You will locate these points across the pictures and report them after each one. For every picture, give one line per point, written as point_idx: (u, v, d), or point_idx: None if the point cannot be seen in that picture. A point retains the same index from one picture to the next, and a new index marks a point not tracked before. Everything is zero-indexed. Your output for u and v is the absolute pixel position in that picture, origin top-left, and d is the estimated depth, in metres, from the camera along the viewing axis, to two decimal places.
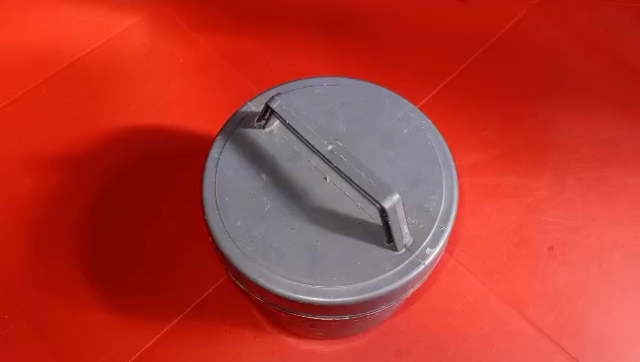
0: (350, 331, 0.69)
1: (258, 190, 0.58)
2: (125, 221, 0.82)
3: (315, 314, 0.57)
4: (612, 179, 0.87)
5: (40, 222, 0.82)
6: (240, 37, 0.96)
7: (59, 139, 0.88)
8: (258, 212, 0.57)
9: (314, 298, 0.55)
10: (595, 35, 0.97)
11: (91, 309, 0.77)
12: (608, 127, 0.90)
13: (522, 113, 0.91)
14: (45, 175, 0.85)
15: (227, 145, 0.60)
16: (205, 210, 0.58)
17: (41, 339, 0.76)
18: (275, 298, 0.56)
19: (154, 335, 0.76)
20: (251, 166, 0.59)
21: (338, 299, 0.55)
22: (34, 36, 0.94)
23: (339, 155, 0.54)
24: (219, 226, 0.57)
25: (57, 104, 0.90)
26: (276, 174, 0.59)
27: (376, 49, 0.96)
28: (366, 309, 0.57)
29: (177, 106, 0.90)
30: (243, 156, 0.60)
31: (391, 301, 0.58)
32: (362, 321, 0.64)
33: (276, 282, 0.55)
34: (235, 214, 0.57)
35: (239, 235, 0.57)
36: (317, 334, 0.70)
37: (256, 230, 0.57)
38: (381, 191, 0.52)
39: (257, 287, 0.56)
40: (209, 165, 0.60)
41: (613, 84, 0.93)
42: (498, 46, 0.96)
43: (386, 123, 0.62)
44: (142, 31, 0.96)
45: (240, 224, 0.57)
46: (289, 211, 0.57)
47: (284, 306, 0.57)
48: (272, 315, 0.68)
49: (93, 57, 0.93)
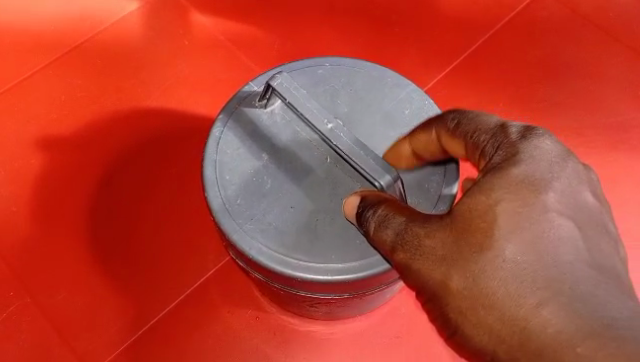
0: (354, 311, 0.70)
1: (258, 169, 0.58)
2: (129, 202, 0.83)
3: (314, 292, 0.57)
4: (619, 165, 0.87)
5: (44, 202, 0.83)
6: (247, 19, 0.95)
7: (64, 120, 0.88)
8: (259, 190, 0.58)
9: (314, 276, 0.55)
10: (603, 19, 0.97)
11: (93, 289, 0.78)
12: (614, 112, 0.91)
13: (528, 98, 0.91)
14: (51, 156, 0.86)
15: (228, 125, 0.60)
16: (205, 188, 0.58)
17: (43, 319, 0.77)
18: (274, 277, 0.56)
19: (156, 315, 0.77)
20: (252, 145, 0.59)
21: (337, 278, 0.55)
22: (39, 15, 0.94)
23: (339, 133, 0.55)
24: (219, 203, 0.57)
25: (64, 86, 0.90)
26: (278, 154, 0.59)
27: (382, 33, 0.95)
28: (366, 288, 0.57)
29: (183, 88, 0.91)
30: (244, 135, 0.60)
31: (390, 280, 0.58)
32: (365, 300, 0.64)
33: (274, 260, 0.55)
34: (235, 193, 0.58)
35: (239, 213, 0.57)
36: (321, 315, 0.71)
37: (256, 208, 0.57)
38: (378, 169, 0.54)
39: (256, 265, 0.56)
40: (210, 143, 0.60)
41: (620, 70, 0.93)
42: (505, 31, 0.96)
43: (388, 103, 0.62)
44: (147, 12, 0.96)
45: (240, 202, 0.57)
46: (289, 190, 0.58)
47: (284, 284, 0.57)
48: (275, 295, 0.67)
49: (100, 38, 0.93)
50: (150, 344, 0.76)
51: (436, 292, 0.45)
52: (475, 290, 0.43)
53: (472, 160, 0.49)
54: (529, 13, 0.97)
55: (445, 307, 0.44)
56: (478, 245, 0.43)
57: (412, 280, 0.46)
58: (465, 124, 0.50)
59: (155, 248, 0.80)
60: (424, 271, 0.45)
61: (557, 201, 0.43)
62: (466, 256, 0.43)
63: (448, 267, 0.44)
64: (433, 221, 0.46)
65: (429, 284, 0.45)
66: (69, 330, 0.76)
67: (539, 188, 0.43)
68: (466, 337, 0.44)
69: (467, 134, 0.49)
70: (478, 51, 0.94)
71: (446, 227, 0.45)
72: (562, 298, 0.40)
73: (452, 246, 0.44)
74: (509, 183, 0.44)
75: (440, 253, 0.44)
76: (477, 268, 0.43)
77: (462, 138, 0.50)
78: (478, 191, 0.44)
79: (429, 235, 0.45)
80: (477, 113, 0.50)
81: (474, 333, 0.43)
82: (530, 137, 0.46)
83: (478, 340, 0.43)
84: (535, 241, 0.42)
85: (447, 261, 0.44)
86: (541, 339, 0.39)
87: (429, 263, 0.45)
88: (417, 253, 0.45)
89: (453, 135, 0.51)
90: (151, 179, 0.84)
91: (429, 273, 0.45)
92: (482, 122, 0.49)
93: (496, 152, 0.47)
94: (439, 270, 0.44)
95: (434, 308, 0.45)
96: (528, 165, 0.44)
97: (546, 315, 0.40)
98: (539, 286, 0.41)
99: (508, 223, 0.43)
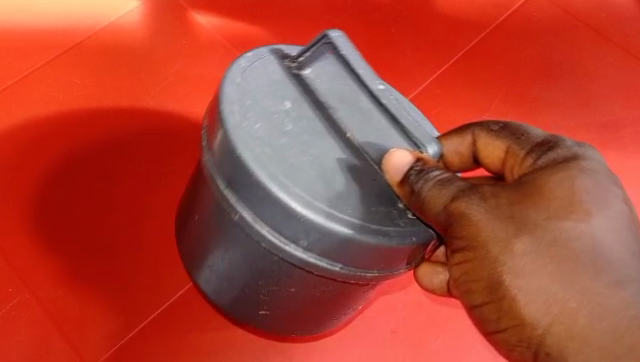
0: (290, 326, 0.60)
1: (282, 107, 0.52)
2: (128, 198, 0.83)
3: (312, 246, 0.49)
4: (613, 161, 0.89)
5: (41, 197, 0.80)
6: (244, 19, 0.97)
7: (61, 115, 0.86)
8: (278, 128, 0.50)
9: (325, 221, 0.48)
10: (595, 20, 1.00)
11: (93, 283, 0.77)
12: (607, 110, 0.93)
13: (523, 97, 0.93)
14: (46, 150, 0.83)
15: (258, 60, 0.55)
16: (221, 102, 0.51)
17: (43, 316, 0.75)
18: (279, 215, 0.48)
19: (159, 308, 0.78)
20: (277, 90, 0.53)
21: (345, 230, 0.48)
22: (35, 13, 0.92)
23: (388, 96, 0.55)
24: (235, 121, 0.50)
25: (62, 84, 0.88)
26: (303, 103, 0.53)
27: (378, 33, 0.96)
28: (362, 264, 0.51)
29: (180, 86, 0.91)
30: (273, 80, 0.54)
31: (383, 266, 0.52)
32: (314, 303, 0.56)
33: (289, 191, 0.47)
34: (256, 118, 0.50)
35: (256, 137, 0.49)
36: (255, 324, 0.60)
37: (276, 141, 0.50)
38: (426, 138, 0.53)
39: (265, 193, 0.48)
40: (234, 69, 0.53)
41: (613, 68, 0.96)
42: (499, 32, 0.98)
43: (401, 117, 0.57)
44: (144, 12, 0.96)
45: (258, 127, 0.50)
46: (311, 138, 0.51)
47: (281, 224, 0.49)
48: (223, 282, 0.57)
49: (98, 37, 0.93)
50: (152, 337, 0.76)
51: (494, 248, 0.42)
52: (546, 253, 0.41)
53: (510, 163, 0.51)
54: (523, 15, 1.00)
55: (499, 267, 0.42)
56: (553, 211, 0.42)
57: (465, 232, 0.44)
58: (511, 129, 0.51)
59: (156, 245, 0.81)
60: (484, 226, 0.43)
61: (624, 199, 0.45)
62: (538, 221, 0.42)
63: (516, 227, 0.42)
64: (497, 187, 0.45)
65: (487, 241, 0.42)
66: (71, 327, 0.75)
67: (609, 182, 0.45)
68: (515, 301, 0.41)
69: (513, 135, 0.51)
70: (473, 51, 0.96)
71: (516, 192, 0.44)
72: (634, 286, 0.40)
73: (523, 208, 0.43)
74: (582, 170, 0.45)
75: (508, 212, 0.43)
76: (553, 231, 0.41)
77: (506, 141, 0.51)
78: (555, 173, 0.45)
79: (494, 195, 0.44)
80: (524, 125, 0.52)
81: (525, 299, 0.41)
82: (585, 146, 0.49)
83: (533, 306, 0.40)
84: (611, 222, 0.42)
85: (515, 220, 0.42)
86: (616, 316, 0.39)
87: (494, 220, 0.43)
88: (483, 205, 0.44)
89: (501, 137, 0.51)
90: (150, 175, 0.85)
91: (489, 226, 0.43)
92: (530, 130, 0.51)
93: (546, 151, 0.48)
94: (504, 228, 0.42)
95: (482, 268, 0.42)
96: (593, 162, 0.46)
97: (623, 297, 0.39)
98: (616, 264, 0.40)
99: (587, 200, 0.43)
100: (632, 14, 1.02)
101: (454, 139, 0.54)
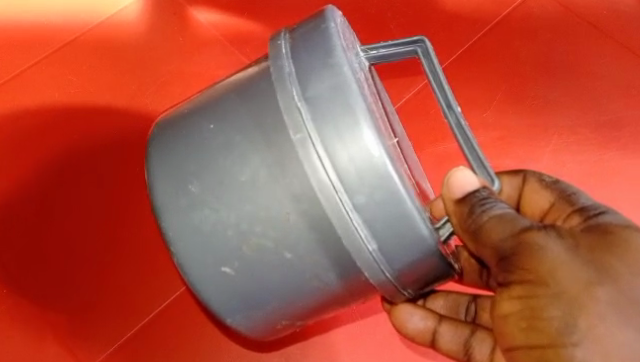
0: (223, 295, 0.56)
1: (361, 74, 0.54)
2: (125, 199, 0.83)
3: (371, 191, 0.49)
4: (610, 163, 0.90)
5: (41, 199, 0.81)
6: (242, 16, 0.96)
7: (58, 115, 0.85)
8: (361, 83, 0.52)
9: (394, 171, 0.49)
10: (597, 18, 0.99)
11: (89, 286, 0.78)
12: (606, 109, 0.93)
13: (522, 98, 0.93)
14: (43, 150, 0.83)
15: (350, 29, 0.58)
16: (330, 29, 0.53)
17: (46, 319, 0.76)
18: (355, 159, 0.49)
19: (156, 308, 0.79)
20: (358, 60, 0.56)
21: (416, 218, 0.50)
22: (28, 8, 0.91)
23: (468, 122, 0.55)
24: (341, 48, 0.51)
25: (58, 82, 0.88)
26: (369, 85, 0.56)
27: (377, 33, 0.95)
28: (394, 259, 0.52)
29: (178, 85, 0.91)
30: (355, 49, 0.57)
31: (403, 274, 0.54)
32: (280, 281, 0.54)
33: (377, 136, 0.49)
34: (352, 62, 0.52)
35: (354, 73, 0.51)
36: (193, 265, 0.55)
37: (364, 90, 0.51)
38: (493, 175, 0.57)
39: (353, 118, 0.49)
40: (337, 11, 0.56)
41: (614, 67, 0.96)
42: (499, 31, 0.97)
43: (413, 159, 0.68)
44: (140, 9, 0.95)
45: (356, 72, 0.52)
46: (382, 122, 0.54)
47: (352, 156, 0.49)
48: (206, 210, 0.53)
49: (93, 34, 0.92)
50: (150, 336, 0.77)
51: (574, 290, 0.50)
52: (619, 306, 0.49)
53: (554, 212, 0.60)
54: (523, 13, 0.99)
55: (576, 310, 0.49)
56: (628, 269, 0.51)
57: (545, 267, 0.51)
58: (561, 187, 0.60)
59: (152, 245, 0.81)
60: (561, 266, 0.50)
61: None
62: (613, 272, 0.50)
63: (596, 275, 0.50)
64: (570, 234, 0.53)
65: (564, 281, 0.50)
66: (78, 330, 0.76)
67: None
68: (586, 347, 0.49)
69: (563, 192, 0.60)
70: (473, 50, 0.95)
71: (592, 244, 0.52)
72: None
73: (601, 259, 0.51)
74: None
75: (587, 259, 0.51)
76: (627, 288, 0.50)
77: (554, 195, 0.60)
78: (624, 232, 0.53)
79: (573, 242, 0.52)
80: (574, 186, 0.61)
81: (603, 351, 0.48)
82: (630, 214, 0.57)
83: (603, 353, 0.48)
84: None
85: (594, 269, 0.50)
86: None
87: (571, 263, 0.51)
88: (563, 247, 0.51)
89: (552, 190, 0.60)
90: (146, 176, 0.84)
91: (570, 268, 0.50)
92: (578, 190, 0.60)
93: (599, 210, 0.56)
94: (585, 274, 0.50)
95: (558, 306, 0.50)
96: None
97: None
98: None
99: None
100: (634, 11, 1.01)
101: (504, 179, 0.63)
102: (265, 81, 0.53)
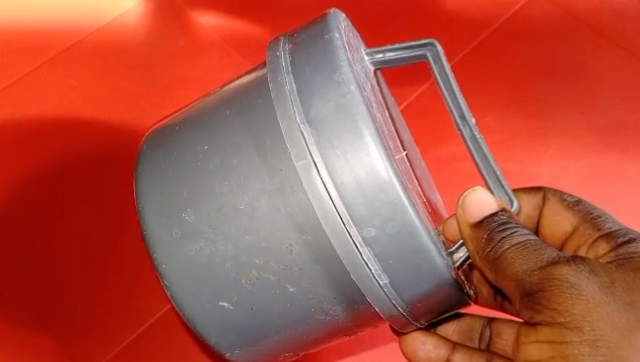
0: (218, 328, 0.56)
1: (367, 87, 0.53)
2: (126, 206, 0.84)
3: (382, 222, 0.48)
4: (611, 167, 0.89)
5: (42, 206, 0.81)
6: (242, 19, 0.95)
7: (58, 121, 0.85)
8: (369, 99, 0.51)
9: (402, 195, 0.48)
10: (600, 20, 0.98)
11: (91, 292, 0.79)
12: (607, 113, 0.92)
13: (524, 102, 0.92)
14: (43, 156, 0.82)
15: (353, 35, 0.57)
16: (333, 42, 0.51)
17: (47, 328, 0.76)
18: (362, 186, 0.48)
19: (153, 314, 0.80)
20: (362, 67, 0.55)
21: (430, 249, 0.49)
22: (26, 9, 0.89)
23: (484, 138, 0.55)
24: (347, 66, 0.50)
25: (57, 86, 0.87)
26: (375, 97, 0.55)
27: (379, 36, 0.95)
28: (404, 291, 0.51)
29: (177, 90, 0.90)
30: (358, 56, 0.55)
31: (414, 306, 0.53)
32: (280, 313, 0.54)
33: (386, 162, 0.47)
34: (359, 78, 0.51)
35: (361, 90, 0.49)
36: (189, 301, 0.55)
37: (372, 108, 0.50)
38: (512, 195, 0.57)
39: (359, 143, 0.47)
40: (337, 16, 0.55)
41: (616, 70, 0.95)
42: (501, 34, 0.96)
43: (417, 170, 0.68)
44: (140, 12, 0.94)
45: (363, 89, 0.50)
46: (388, 137, 0.53)
47: (360, 184, 0.48)
48: (201, 240, 0.53)
49: (93, 39, 0.91)
50: (148, 342, 0.79)
51: (610, 334, 0.48)
52: None
53: (577, 234, 0.61)
54: (526, 15, 0.98)
55: (614, 358, 0.47)
56: None
57: (578, 307, 0.48)
58: (584, 209, 0.62)
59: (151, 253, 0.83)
60: (596, 308, 0.48)
61: None
62: None
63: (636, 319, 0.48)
64: (605, 270, 0.51)
65: (599, 326, 0.48)
66: (79, 340, 0.77)
67: None
68: None
69: (588, 214, 0.61)
70: (474, 53, 0.95)
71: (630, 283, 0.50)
72: None
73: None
74: None
75: (625, 301, 0.49)
76: None
77: (578, 217, 0.62)
78: None
79: (608, 279, 0.50)
80: (598, 209, 0.62)
81: None
82: None
83: None
84: None
85: (633, 312, 0.48)
86: None
87: (607, 304, 0.49)
88: (599, 287, 0.49)
89: (576, 212, 0.62)
90: None
91: (606, 310, 0.48)
92: (602, 213, 0.61)
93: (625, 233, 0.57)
94: (622, 317, 0.48)
95: (594, 351, 0.48)
96: None
97: None
98: None
99: None
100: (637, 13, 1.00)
101: (524, 199, 0.65)
102: (262, 99, 0.52)
